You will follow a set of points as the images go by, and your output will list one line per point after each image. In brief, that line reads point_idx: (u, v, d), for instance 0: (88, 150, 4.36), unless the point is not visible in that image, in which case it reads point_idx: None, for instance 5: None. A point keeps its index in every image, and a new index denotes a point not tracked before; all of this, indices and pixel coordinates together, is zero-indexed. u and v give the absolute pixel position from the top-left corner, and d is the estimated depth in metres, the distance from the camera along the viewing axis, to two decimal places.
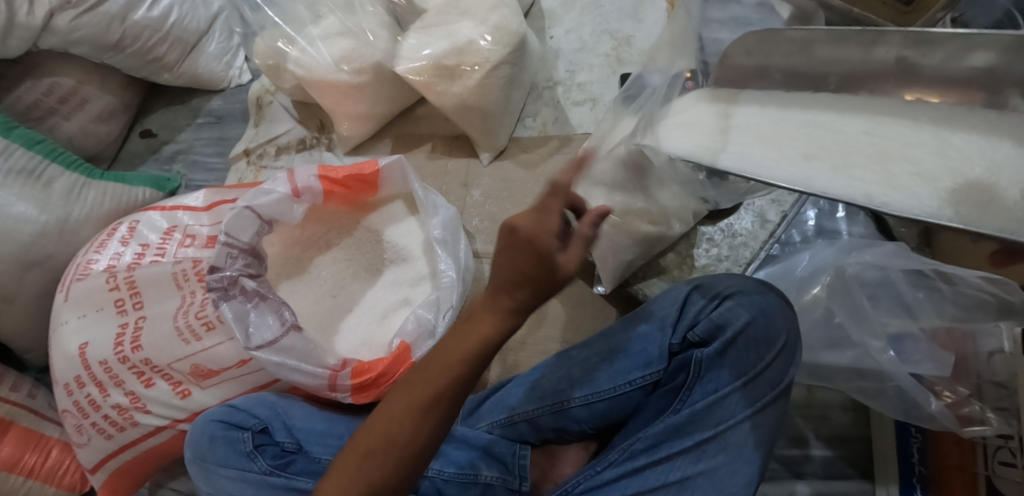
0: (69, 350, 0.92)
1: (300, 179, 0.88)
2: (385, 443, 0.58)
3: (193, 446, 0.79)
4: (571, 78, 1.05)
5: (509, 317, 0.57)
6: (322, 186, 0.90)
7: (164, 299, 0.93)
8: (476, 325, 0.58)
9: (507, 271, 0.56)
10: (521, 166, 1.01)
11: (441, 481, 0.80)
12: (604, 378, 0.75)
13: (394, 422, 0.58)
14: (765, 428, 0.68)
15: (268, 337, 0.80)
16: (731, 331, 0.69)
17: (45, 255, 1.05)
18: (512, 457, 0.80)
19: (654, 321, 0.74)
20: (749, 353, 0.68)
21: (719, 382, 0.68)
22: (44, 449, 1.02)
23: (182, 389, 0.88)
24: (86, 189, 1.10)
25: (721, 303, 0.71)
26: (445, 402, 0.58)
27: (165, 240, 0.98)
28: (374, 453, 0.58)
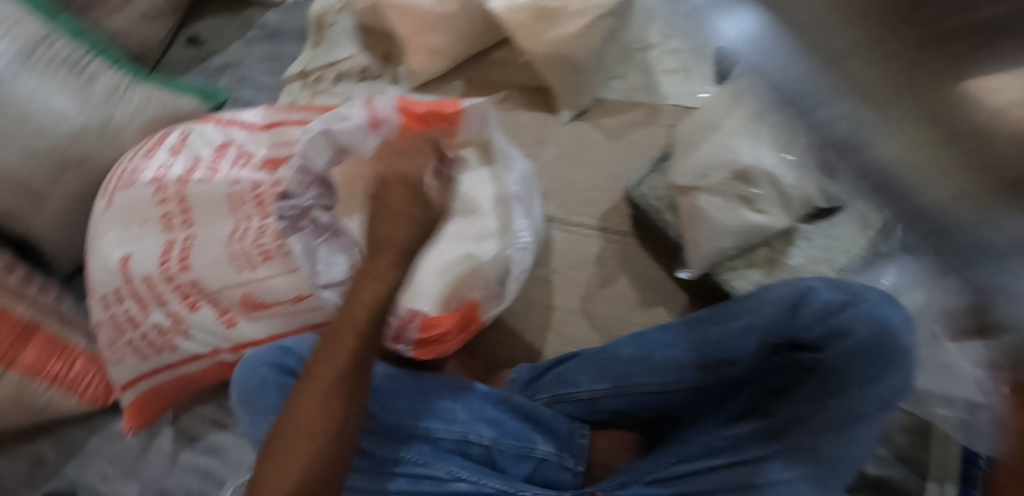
0: (110, 261, 0.87)
1: (379, 107, 0.84)
2: (312, 425, 0.64)
3: (241, 387, 0.75)
4: (665, 43, 0.98)
5: (389, 278, 0.67)
6: (401, 121, 0.84)
7: (218, 221, 0.85)
8: (364, 286, 0.67)
9: (380, 230, 0.69)
10: (602, 131, 0.95)
11: (496, 451, 0.76)
12: (690, 369, 0.72)
13: (325, 400, 0.65)
14: (860, 447, 0.62)
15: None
16: (851, 341, 0.63)
17: (82, 155, 0.98)
18: (571, 434, 0.77)
19: (754, 319, 0.70)
20: (868, 366, 0.61)
21: (822, 390, 0.64)
22: (69, 358, 0.98)
23: (228, 317, 0.84)
24: (131, 91, 1.03)
25: (840, 310, 0.65)
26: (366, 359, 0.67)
27: (219, 157, 0.92)
28: (308, 433, 0.64)
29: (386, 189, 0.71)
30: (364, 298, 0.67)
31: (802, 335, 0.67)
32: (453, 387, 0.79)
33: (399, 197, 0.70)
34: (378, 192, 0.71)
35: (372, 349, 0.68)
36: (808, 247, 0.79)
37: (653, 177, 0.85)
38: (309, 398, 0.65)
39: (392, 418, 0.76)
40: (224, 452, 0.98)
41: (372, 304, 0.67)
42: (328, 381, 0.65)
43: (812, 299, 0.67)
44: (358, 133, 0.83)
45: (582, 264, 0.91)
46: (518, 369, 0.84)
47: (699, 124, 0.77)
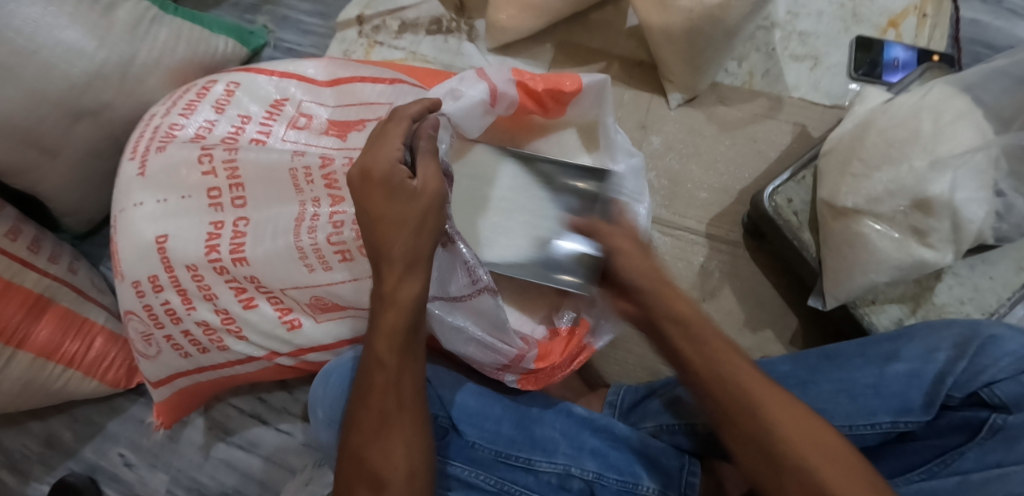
0: (143, 240, 0.73)
1: (496, 78, 0.69)
2: (377, 473, 0.57)
3: (326, 410, 0.66)
4: (792, 22, 0.86)
5: (407, 298, 0.56)
6: (515, 95, 0.71)
7: (276, 202, 0.72)
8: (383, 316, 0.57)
9: (381, 243, 0.56)
10: (715, 121, 0.84)
11: (599, 486, 0.68)
12: (838, 414, 0.64)
13: (381, 442, 0.57)
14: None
15: (455, 292, 0.62)
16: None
17: (101, 103, 0.82)
18: (680, 471, 0.70)
19: (912, 364, 0.62)
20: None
21: (1006, 456, 0.55)
22: (86, 337, 0.86)
23: (291, 319, 0.73)
24: (157, 26, 0.86)
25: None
26: (403, 400, 0.58)
27: (272, 115, 0.78)
28: (374, 482, 0.57)
29: (370, 195, 0.56)
30: (384, 332, 0.57)
31: (985, 390, 0.57)
32: (553, 411, 0.71)
33: (380, 198, 0.56)
34: (359, 194, 0.56)
35: (412, 378, 0.59)
36: (955, 283, 0.71)
37: (790, 186, 0.74)
38: (366, 456, 0.57)
39: (496, 449, 0.67)
40: (265, 449, 0.88)
41: (394, 335, 0.57)
42: (373, 420, 0.58)
43: (992, 354, 0.58)
44: (474, 112, 0.68)
45: (689, 275, 0.81)
46: (615, 391, 0.77)
47: (885, 137, 0.65)
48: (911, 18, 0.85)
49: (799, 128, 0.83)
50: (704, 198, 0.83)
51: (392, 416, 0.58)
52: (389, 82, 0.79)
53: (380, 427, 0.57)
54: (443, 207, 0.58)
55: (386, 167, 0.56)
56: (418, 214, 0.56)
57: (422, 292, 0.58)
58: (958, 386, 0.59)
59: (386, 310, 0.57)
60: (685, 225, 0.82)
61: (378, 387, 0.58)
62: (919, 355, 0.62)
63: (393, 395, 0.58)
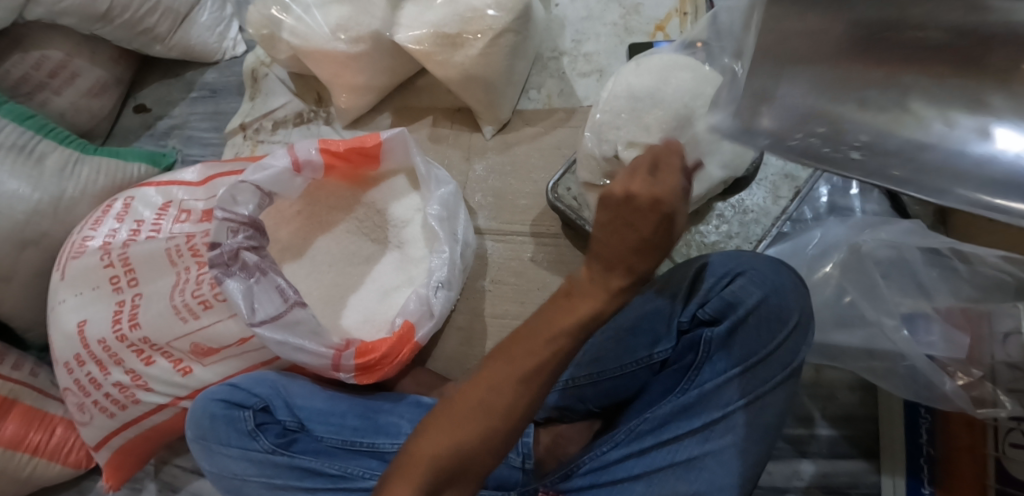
0: (66, 328, 0.89)
1: (301, 150, 0.85)
2: (481, 409, 0.55)
3: (194, 425, 0.77)
4: (578, 47, 1.03)
5: (622, 282, 0.54)
6: (323, 160, 0.87)
7: (159, 274, 0.87)
8: (586, 294, 0.55)
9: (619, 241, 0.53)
10: (525, 140, 1.00)
11: None
12: (609, 357, 0.73)
13: (496, 390, 0.55)
14: (772, 409, 0.67)
15: (273, 312, 0.76)
16: (742, 309, 0.67)
17: (39, 233, 1.02)
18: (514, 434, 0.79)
19: (663, 297, 0.72)
20: (761, 333, 0.67)
21: (727, 361, 0.66)
22: (48, 427, 1.02)
23: (183, 366, 0.86)
24: (80, 165, 1.06)
25: (729, 282, 0.69)
26: (556, 363, 0.55)
27: (161, 216, 0.93)
28: (468, 421, 0.55)
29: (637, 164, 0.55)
30: (563, 308, 0.55)
31: (699, 310, 0.69)
32: (403, 404, 0.80)
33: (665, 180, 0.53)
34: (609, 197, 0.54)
35: (568, 361, 0.56)
36: (721, 223, 0.84)
37: (568, 177, 0.88)
38: (448, 409, 0.56)
39: (340, 437, 0.75)
40: None
41: (595, 313, 0.55)
42: (501, 373, 0.56)
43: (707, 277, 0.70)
44: (282, 178, 0.84)
45: (520, 269, 0.93)
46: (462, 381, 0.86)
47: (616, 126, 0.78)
48: (674, 19, 1.01)
49: None
50: (525, 204, 0.96)
51: (540, 374, 0.55)
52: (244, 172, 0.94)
53: (491, 386, 0.55)
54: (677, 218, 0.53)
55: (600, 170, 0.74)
56: (654, 196, 0.53)
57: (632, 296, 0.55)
58: (684, 312, 0.70)
59: (584, 295, 0.55)
60: (512, 229, 0.96)
61: (529, 343, 0.55)
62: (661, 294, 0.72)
63: (536, 356, 0.55)
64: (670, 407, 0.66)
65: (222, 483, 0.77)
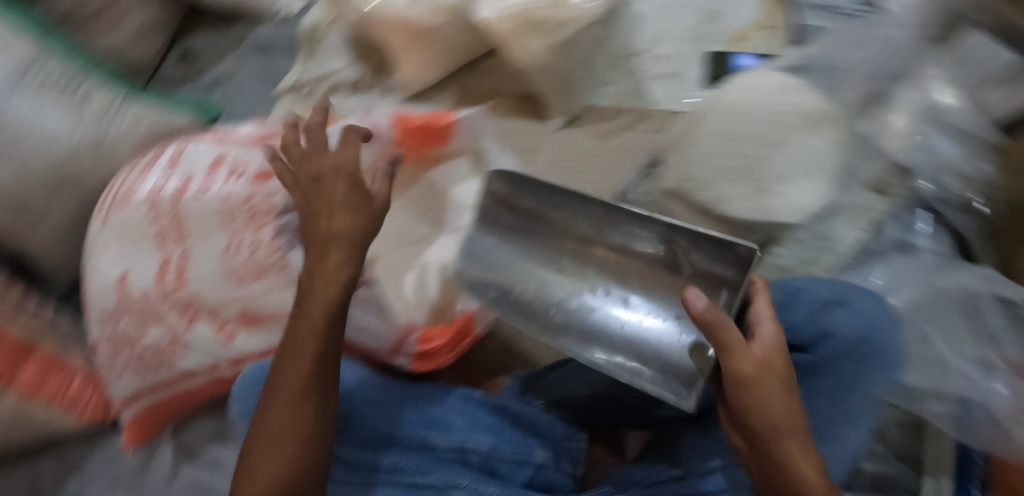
0: (104, 278, 0.85)
1: (371, 131, 0.83)
2: (290, 431, 0.67)
3: (240, 402, 0.76)
4: (654, 47, 1.00)
5: (340, 272, 0.69)
6: (395, 136, 0.88)
7: (213, 234, 0.84)
8: (318, 291, 0.69)
9: (327, 228, 0.70)
10: (592, 136, 0.96)
11: (493, 458, 0.74)
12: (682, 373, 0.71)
13: (294, 407, 0.68)
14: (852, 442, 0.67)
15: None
16: (836, 340, 0.72)
17: (77, 175, 0.97)
18: (564, 440, 0.78)
19: None
20: (860, 368, 0.70)
21: (812, 387, 0.72)
22: (66, 377, 0.99)
23: (226, 332, 0.83)
24: (124, 109, 1.03)
25: (827, 308, 0.73)
26: (308, 370, 0.68)
27: (211, 173, 0.88)
28: (286, 441, 0.67)
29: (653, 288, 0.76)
30: (315, 305, 0.69)
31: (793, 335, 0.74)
32: (453, 397, 0.78)
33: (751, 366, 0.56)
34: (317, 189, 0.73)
35: (312, 373, 0.69)
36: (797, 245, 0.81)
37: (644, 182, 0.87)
38: (268, 436, 0.67)
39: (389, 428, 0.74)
40: (224, 468, 0.98)
41: (326, 305, 0.69)
42: (292, 393, 0.68)
43: (801, 305, 0.75)
44: (354, 160, 0.83)
45: None
46: (508, 378, 0.83)
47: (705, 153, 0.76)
48: (755, 33, 0.98)
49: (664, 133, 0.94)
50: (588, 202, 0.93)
51: (308, 390, 0.68)
52: None
53: (314, 401, 0.69)
54: None
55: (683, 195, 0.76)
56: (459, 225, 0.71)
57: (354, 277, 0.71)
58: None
59: (314, 293, 0.69)
60: None
61: (292, 355, 0.69)
62: None
63: (301, 367, 0.68)
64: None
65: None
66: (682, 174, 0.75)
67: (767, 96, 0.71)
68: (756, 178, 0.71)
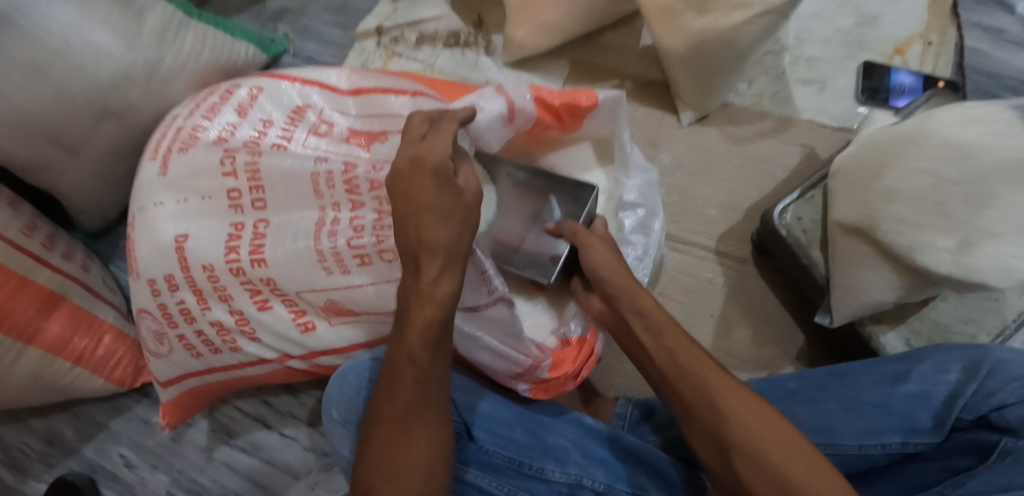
0: (160, 240, 0.72)
1: (514, 95, 0.71)
2: (400, 466, 0.60)
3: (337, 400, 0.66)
4: (800, 47, 0.89)
5: (443, 286, 0.59)
6: (535, 111, 0.74)
7: (296, 206, 0.71)
8: (419, 309, 0.60)
9: (421, 236, 0.59)
10: (723, 140, 0.86)
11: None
12: (845, 430, 0.66)
13: (402, 439, 0.61)
14: None
15: (473, 303, 0.64)
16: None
17: (125, 105, 0.83)
18: (688, 484, 0.68)
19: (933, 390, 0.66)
20: None
21: (1014, 479, 0.56)
22: (96, 335, 0.86)
23: (305, 320, 0.72)
24: (184, 31, 0.86)
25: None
26: (413, 397, 0.61)
27: (293, 121, 0.78)
28: (393, 479, 0.59)
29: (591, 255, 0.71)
30: (416, 325, 0.60)
31: (995, 413, 0.61)
32: (565, 421, 0.72)
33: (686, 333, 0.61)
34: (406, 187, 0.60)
35: (418, 401, 0.61)
36: (963, 302, 0.72)
37: (800, 205, 0.77)
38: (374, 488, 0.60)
39: (509, 456, 0.68)
40: (269, 453, 0.88)
41: (426, 329, 0.60)
42: (398, 423, 0.61)
43: (996, 380, 0.63)
44: (493, 126, 0.71)
45: (697, 289, 0.82)
46: (621, 404, 0.79)
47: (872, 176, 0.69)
48: (916, 45, 0.87)
49: (805, 148, 0.85)
50: (712, 215, 0.85)
51: (408, 427, 0.61)
52: (411, 95, 0.79)
53: (419, 439, 0.61)
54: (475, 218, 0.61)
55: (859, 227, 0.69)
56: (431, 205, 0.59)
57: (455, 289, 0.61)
58: (967, 408, 0.63)
59: (414, 310, 0.60)
60: (693, 240, 0.84)
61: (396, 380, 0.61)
62: (928, 376, 0.66)
63: (408, 393, 0.61)
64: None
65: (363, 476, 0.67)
66: (872, 205, 0.67)
67: (986, 127, 0.62)
68: (964, 229, 0.61)
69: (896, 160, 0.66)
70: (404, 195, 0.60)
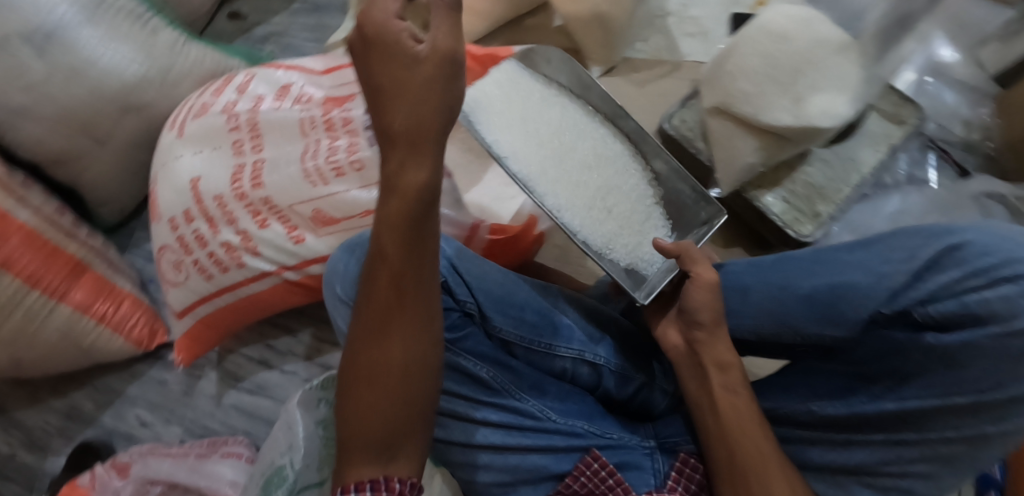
0: (179, 183, 0.88)
1: None
2: (394, 362, 0.61)
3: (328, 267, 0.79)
4: (684, 10, 1.10)
5: (417, 170, 0.58)
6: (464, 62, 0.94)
7: (287, 144, 0.88)
8: (393, 200, 0.59)
9: (386, 119, 0.57)
10: (632, 85, 1.07)
11: (605, 371, 0.79)
12: (773, 323, 0.69)
13: (393, 338, 0.61)
14: (978, 464, 0.58)
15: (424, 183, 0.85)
16: (1007, 325, 0.56)
17: (143, 102, 1.01)
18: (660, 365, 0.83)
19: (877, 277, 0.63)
20: (1018, 364, 0.56)
21: (959, 382, 0.58)
22: (116, 300, 0.99)
23: (297, 234, 0.87)
24: (188, 47, 1.06)
25: (1006, 281, 0.58)
26: (400, 294, 0.61)
27: (281, 95, 0.93)
28: (387, 375, 0.61)
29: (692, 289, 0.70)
30: (392, 217, 0.59)
31: (920, 308, 0.61)
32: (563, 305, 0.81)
33: (707, 297, 0.69)
34: (370, 56, 0.56)
35: (406, 297, 0.61)
36: (825, 166, 0.91)
37: (683, 110, 0.95)
38: (361, 379, 0.61)
39: (519, 334, 0.77)
40: (273, 390, 0.99)
41: (403, 218, 0.60)
42: (387, 319, 0.61)
43: (950, 262, 0.60)
44: None
45: None
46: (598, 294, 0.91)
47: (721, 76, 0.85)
48: None
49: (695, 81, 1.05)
50: None
51: (391, 325, 0.61)
52: None
53: (401, 331, 0.61)
54: (454, 73, 0.57)
55: (719, 111, 0.86)
56: (398, 81, 0.56)
57: (430, 179, 0.59)
58: (898, 305, 0.62)
59: (389, 203, 0.60)
60: None
61: (382, 279, 0.61)
62: (874, 271, 0.63)
63: (393, 289, 0.61)
64: (841, 409, 0.65)
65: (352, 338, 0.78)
66: (725, 87, 0.84)
67: (797, 21, 0.82)
68: (795, 87, 0.80)
69: (731, 55, 0.84)
70: (371, 68, 0.56)
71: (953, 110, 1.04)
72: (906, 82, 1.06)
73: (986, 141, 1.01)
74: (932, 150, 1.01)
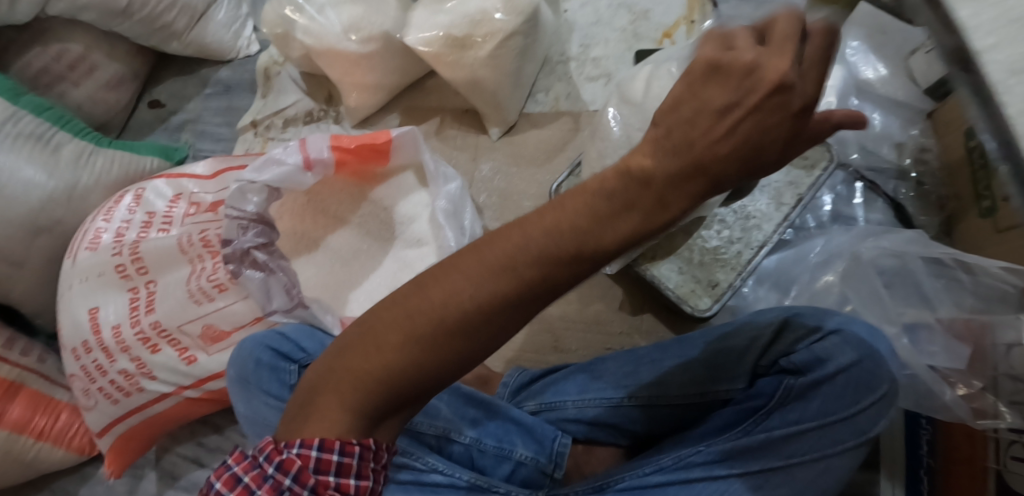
0: (75, 314, 0.90)
1: (312, 148, 0.90)
2: (458, 331, 0.48)
3: (237, 366, 0.78)
4: (585, 53, 1.04)
5: (669, 202, 0.45)
6: (334, 157, 0.92)
7: (173, 267, 0.90)
8: (632, 192, 0.45)
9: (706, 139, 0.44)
10: (531, 143, 1.01)
11: (476, 451, 0.77)
12: (673, 383, 0.75)
13: (478, 310, 0.48)
14: (833, 474, 0.67)
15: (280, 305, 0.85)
16: (831, 367, 0.67)
17: (53, 221, 1.02)
18: (552, 442, 0.78)
19: (740, 338, 0.74)
20: (846, 393, 0.67)
21: (803, 414, 0.67)
22: (54, 412, 1.04)
23: (188, 354, 0.88)
24: (95, 156, 1.07)
25: (823, 338, 0.70)
26: (524, 294, 0.47)
27: (172, 207, 0.94)
28: (444, 337, 0.48)
29: None
30: (593, 217, 0.45)
31: (785, 359, 0.71)
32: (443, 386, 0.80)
33: None
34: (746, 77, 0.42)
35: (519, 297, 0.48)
36: (723, 228, 0.86)
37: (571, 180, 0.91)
38: (411, 320, 0.49)
39: None
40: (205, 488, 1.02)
41: (617, 235, 0.46)
42: (486, 290, 0.47)
43: (797, 324, 0.72)
44: (293, 174, 0.89)
45: None
46: (510, 375, 0.88)
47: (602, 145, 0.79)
48: (681, 27, 1.01)
49: None
50: (529, 205, 0.98)
51: (486, 305, 0.48)
52: None
53: (481, 309, 0.48)
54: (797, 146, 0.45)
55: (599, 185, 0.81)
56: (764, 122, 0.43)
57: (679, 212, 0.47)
58: (767, 357, 0.73)
59: (632, 197, 0.45)
60: None
61: (516, 253, 0.47)
62: (751, 328, 0.74)
63: (519, 280, 0.47)
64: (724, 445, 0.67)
65: (253, 429, 0.77)
66: None
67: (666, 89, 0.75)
68: None
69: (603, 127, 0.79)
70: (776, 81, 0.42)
71: (883, 133, 0.94)
72: (831, 103, 0.94)
73: (920, 165, 0.91)
74: (860, 181, 0.92)
